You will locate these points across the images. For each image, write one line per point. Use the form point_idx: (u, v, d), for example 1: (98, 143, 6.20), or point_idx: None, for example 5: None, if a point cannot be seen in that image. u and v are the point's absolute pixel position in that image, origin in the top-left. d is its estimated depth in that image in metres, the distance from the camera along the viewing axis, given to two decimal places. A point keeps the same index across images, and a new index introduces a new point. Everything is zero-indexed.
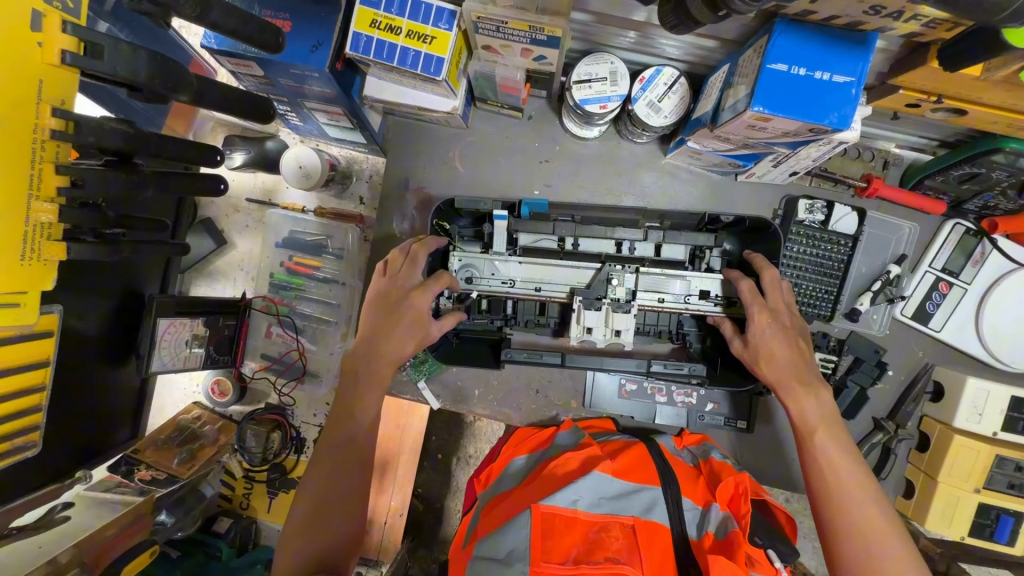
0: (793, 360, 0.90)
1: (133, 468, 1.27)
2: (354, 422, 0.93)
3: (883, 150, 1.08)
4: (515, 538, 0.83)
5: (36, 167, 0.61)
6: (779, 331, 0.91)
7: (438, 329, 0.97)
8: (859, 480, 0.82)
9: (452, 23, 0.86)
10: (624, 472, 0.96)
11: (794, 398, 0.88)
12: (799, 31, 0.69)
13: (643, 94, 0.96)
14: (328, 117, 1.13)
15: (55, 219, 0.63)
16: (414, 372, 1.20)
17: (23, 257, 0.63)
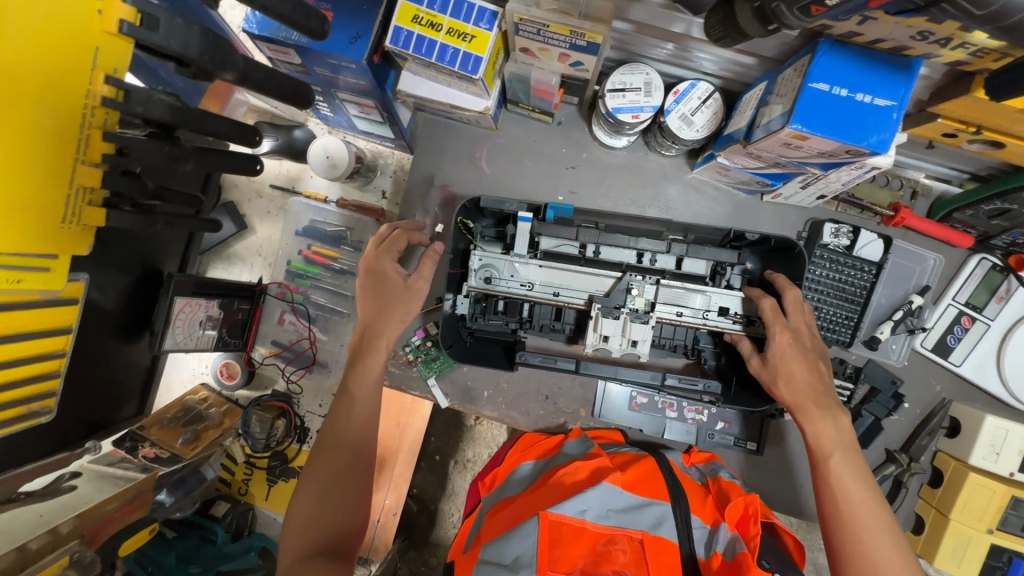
0: (811, 382, 0.90)
1: (137, 444, 1.28)
2: (351, 400, 0.95)
3: (912, 179, 1.08)
4: (521, 546, 0.81)
5: (82, 133, 0.62)
6: (799, 352, 0.91)
7: (418, 279, 0.98)
8: (873, 508, 0.81)
9: (493, 24, 0.87)
10: (633, 485, 0.96)
11: (811, 420, 0.88)
12: (842, 52, 0.69)
13: (676, 107, 0.96)
14: (359, 110, 1.14)
15: (96, 184, 0.65)
16: (425, 369, 1.19)
17: (63, 220, 0.64)
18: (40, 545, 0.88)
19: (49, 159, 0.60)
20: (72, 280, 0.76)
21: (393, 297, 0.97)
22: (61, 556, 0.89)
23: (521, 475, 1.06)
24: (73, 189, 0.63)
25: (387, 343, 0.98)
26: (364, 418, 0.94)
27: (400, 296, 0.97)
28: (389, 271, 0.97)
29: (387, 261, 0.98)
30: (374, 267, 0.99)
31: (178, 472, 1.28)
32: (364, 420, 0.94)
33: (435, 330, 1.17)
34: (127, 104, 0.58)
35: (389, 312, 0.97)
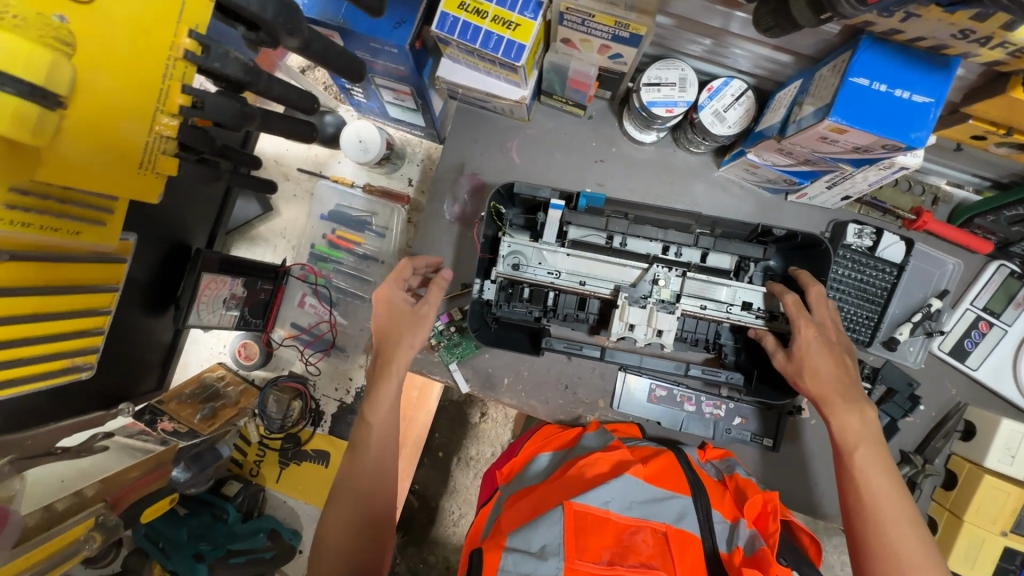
0: (836, 375, 0.91)
1: (156, 418, 1.25)
2: (367, 427, 0.97)
3: (933, 185, 1.10)
4: (547, 535, 0.80)
5: (164, 84, 0.60)
6: (824, 345, 0.93)
7: (427, 306, 0.99)
8: (896, 498, 0.83)
9: (538, 13, 0.90)
10: (656, 477, 0.94)
11: (836, 413, 0.90)
12: (883, 49, 0.71)
13: (710, 102, 0.98)
14: (394, 96, 1.16)
15: (173, 135, 0.63)
16: (447, 354, 1.20)
17: (141, 165, 0.63)
18: (66, 506, 0.89)
19: (132, 102, 0.59)
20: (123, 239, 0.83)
21: (404, 325, 0.99)
22: (87, 517, 0.89)
23: (538, 469, 1.04)
24: (151, 136, 0.62)
25: (399, 368, 0.99)
26: (380, 448, 0.97)
27: (410, 323, 0.98)
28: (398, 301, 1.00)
29: (395, 290, 1.01)
30: (384, 299, 1.01)
31: (195, 446, 1.27)
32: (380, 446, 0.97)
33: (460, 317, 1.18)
34: (205, 58, 0.59)
35: (399, 339, 0.99)
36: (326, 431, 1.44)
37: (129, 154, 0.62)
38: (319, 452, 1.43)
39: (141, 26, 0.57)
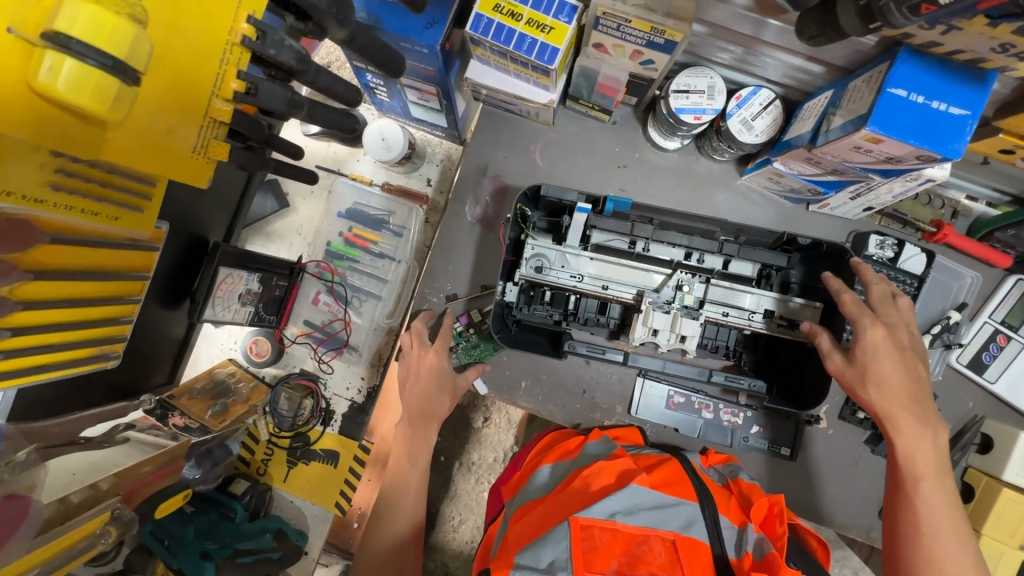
0: (901, 386, 0.88)
1: (167, 413, 1.24)
2: (405, 479, 1.14)
3: (953, 199, 1.11)
4: (555, 551, 0.79)
5: (222, 68, 0.59)
6: (894, 352, 0.89)
7: (465, 379, 1.14)
8: (951, 515, 0.82)
9: (572, 17, 0.90)
10: (661, 485, 0.93)
11: (897, 426, 0.87)
12: (920, 61, 0.72)
13: (737, 111, 0.99)
14: (418, 96, 1.16)
15: (227, 119, 0.62)
16: (462, 354, 1.19)
17: (195, 147, 0.61)
18: (80, 500, 0.86)
19: (189, 81, 0.57)
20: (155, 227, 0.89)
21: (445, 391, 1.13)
22: (104, 510, 0.87)
23: (542, 480, 1.01)
24: (205, 121, 0.60)
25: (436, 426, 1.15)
26: (413, 497, 1.13)
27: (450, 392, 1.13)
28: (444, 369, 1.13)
29: (443, 356, 1.13)
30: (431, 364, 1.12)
31: (206, 443, 1.26)
32: (414, 498, 1.13)
33: (480, 319, 1.17)
34: (262, 44, 0.59)
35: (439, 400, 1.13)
36: (336, 431, 1.42)
37: (182, 136, 0.60)
38: (328, 451, 1.42)
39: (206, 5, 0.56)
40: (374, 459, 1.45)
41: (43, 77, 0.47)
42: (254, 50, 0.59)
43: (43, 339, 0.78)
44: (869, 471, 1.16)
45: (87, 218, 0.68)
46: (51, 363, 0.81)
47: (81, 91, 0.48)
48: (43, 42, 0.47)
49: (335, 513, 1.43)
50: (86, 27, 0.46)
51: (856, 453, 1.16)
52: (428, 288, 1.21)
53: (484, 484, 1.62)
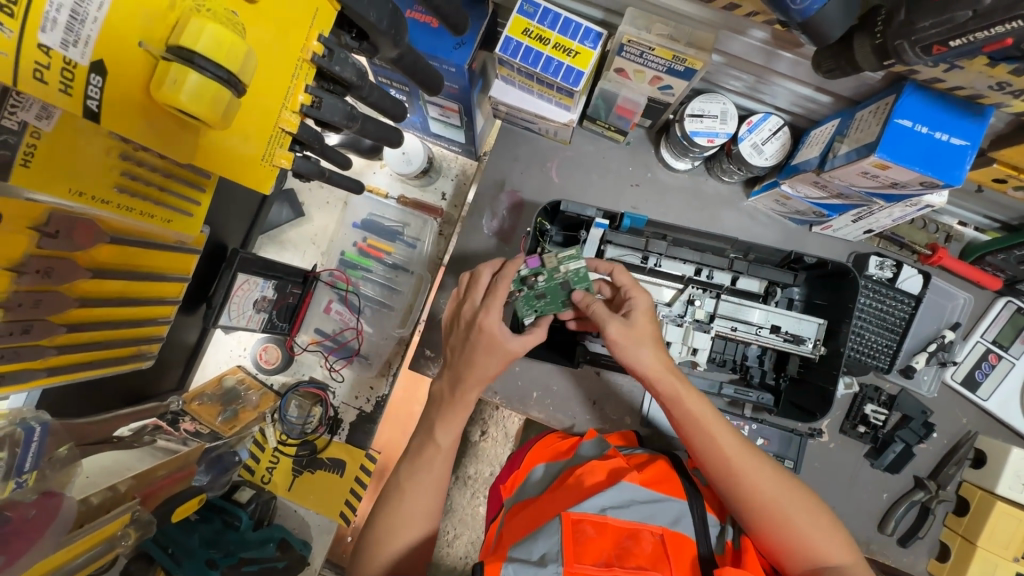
0: (656, 350, 0.91)
1: (178, 417, 1.27)
2: (434, 447, 0.94)
3: (946, 224, 1.17)
4: (546, 543, 0.78)
5: (293, 83, 0.61)
6: (645, 317, 0.93)
7: (518, 343, 0.92)
8: (758, 454, 0.88)
9: (597, 43, 0.94)
10: (652, 482, 0.91)
11: (672, 387, 0.90)
12: (925, 95, 0.78)
13: (749, 135, 1.05)
14: (440, 113, 1.19)
15: (294, 131, 0.64)
16: (524, 304, 1.04)
17: (264, 156, 0.62)
18: (100, 501, 0.88)
19: (268, 94, 0.59)
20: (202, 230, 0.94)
21: (482, 349, 0.92)
22: (123, 513, 0.89)
23: (536, 479, 1.02)
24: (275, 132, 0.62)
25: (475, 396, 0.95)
26: (439, 475, 0.93)
27: (490, 351, 0.92)
28: (493, 327, 0.91)
29: (494, 318, 0.91)
30: (479, 321, 0.92)
31: (216, 449, 1.29)
32: (441, 472, 0.93)
33: (554, 265, 0.99)
34: (329, 62, 0.62)
35: (474, 369, 0.93)
36: (343, 439, 1.42)
37: (259, 145, 0.61)
38: (334, 460, 1.42)
39: (291, 27, 0.58)
40: (375, 472, 1.47)
41: (166, 88, 0.49)
42: (322, 67, 0.63)
43: (95, 338, 0.84)
44: (868, 485, 1.17)
45: (142, 219, 0.75)
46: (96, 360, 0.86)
47: (199, 102, 0.50)
48: (168, 56, 0.49)
49: (339, 523, 1.43)
50: (211, 44, 0.49)
51: (855, 467, 1.18)
52: (443, 297, 1.24)
53: (479, 498, 1.62)
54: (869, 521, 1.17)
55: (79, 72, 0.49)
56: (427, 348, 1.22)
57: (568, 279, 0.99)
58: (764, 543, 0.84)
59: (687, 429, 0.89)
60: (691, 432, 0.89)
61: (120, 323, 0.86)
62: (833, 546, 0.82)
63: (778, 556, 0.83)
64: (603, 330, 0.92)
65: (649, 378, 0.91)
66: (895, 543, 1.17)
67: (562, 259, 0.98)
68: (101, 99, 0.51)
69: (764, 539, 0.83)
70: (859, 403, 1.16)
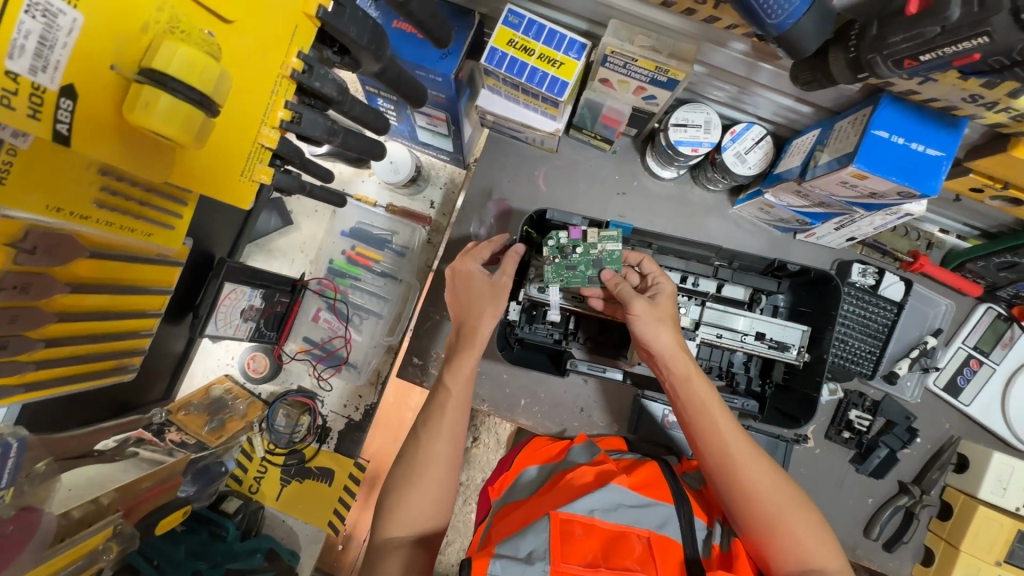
0: (675, 332, 0.92)
1: (165, 428, 1.27)
2: (445, 392, 0.92)
3: (927, 232, 1.19)
4: (535, 540, 0.76)
5: (272, 98, 0.62)
6: (669, 298, 0.94)
7: (501, 273, 0.98)
8: (759, 449, 0.87)
9: (582, 54, 0.95)
10: (641, 486, 0.89)
11: (684, 368, 0.90)
12: (901, 107, 0.80)
13: (732, 145, 1.06)
14: (428, 121, 1.19)
15: (272, 146, 0.64)
16: (551, 275, 1.01)
17: (243, 172, 0.63)
18: (81, 515, 0.88)
19: (247, 112, 0.60)
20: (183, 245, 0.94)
21: (483, 294, 0.98)
22: (105, 526, 0.90)
23: (527, 479, 1.01)
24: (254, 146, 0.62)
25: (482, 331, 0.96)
26: (453, 420, 0.90)
27: (486, 292, 0.98)
28: (473, 270, 1.00)
29: (471, 263, 1.01)
30: (462, 270, 1.01)
31: (203, 459, 1.28)
32: (454, 416, 0.91)
33: (593, 241, 1.01)
34: (309, 77, 0.63)
35: (481, 309, 0.97)
36: (331, 448, 1.41)
37: (238, 159, 0.62)
38: (323, 469, 1.41)
39: (268, 46, 0.58)
40: (367, 479, 1.48)
41: (138, 112, 0.49)
42: (302, 83, 0.63)
43: (73, 352, 0.84)
44: (854, 490, 1.18)
45: (122, 233, 0.73)
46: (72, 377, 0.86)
47: (172, 124, 0.50)
48: (140, 79, 0.49)
49: (327, 533, 1.43)
50: (182, 67, 0.49)
51: (841, 472, 1.19)
52: (431, 305, 1.24)
53: (470, 505, 1.61)
54: (855, 526, 1.18)
55: (48, 97, 0.47)
56: (416, 356, 1.22)
57: (602, 258, 1.00)
58: (751, 537, 0.82)
59: (694, 412, 0.89)
60: (695, 416, 0.88)
61: (98, 338, 0.86)
62: (822, 550, 0.80)
63: (763, 552, 0.81)
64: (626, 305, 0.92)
65: (663, 356, 0.91)
66: (880, 547, 1.18)
67: (602, 237, 1.00)
68: (71, 122, 0.49)
69: (753, 532, 0.81)
70: (843, 409, 1.17)
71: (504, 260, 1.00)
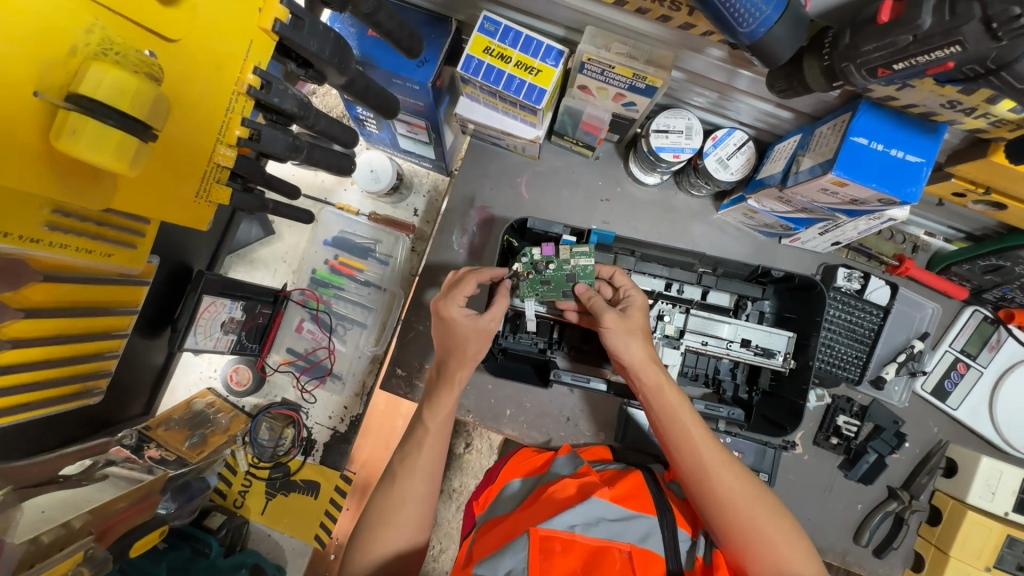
0: (646, 343, 0.92)
1: (143, 444, 1.21)
2: (423, 430, 0.92)
3: (913, 235, 1.18)
4: (513, 559, 0.74)
5: (227, 116, 0.65)
6: (639, 308, 0.94)
7: (490, 318, 0.94)
8: (733, 457, 0.86)
9: (559, 61, 0.93)
10: (623, 498, 0.87)
11: (656, 379, 0.90)
12: (880, 113, 0.78)
13: (714, 150, 1.05)
14: (407, 129, 1.17)
15: (230, 164, 0.68)
16: (527, 290, 1.02)
17: (199, 193, 0.67)
18: (52, 539, 0.86)
19: (202, 131, 0.63)
20: (148, 263, 0.94)
21: (467, 338, 0.93)
22: (75, 551, 0.87)
23: (511, 492, 0.98)
24: (211, 167, 0.66)
25: (462, 377, 0.95)
26: (430, 460, 0.90)
27: (473, 336, 0.93)
28: (457, 316, 0.92)
29: (455, 305, 0.93)
30: (442, 311, 0.94)
31: (183, 476, 1.26)
32: (431, 455, 0.91)
33: (566, 257, 1.00)
34: (266, 93, 0.67)
35: (465, 348, 0.94)
36: (316, 461, 1.39)
37: (194, 178, 0.66)
38: (309, 482, 1.39)
39: (207, 67, 0.61)
40: (354, 487, 1.44)
41: (67, 139, 0.50)
42: (259, 98, 0.67)
43: (28, 378, 0.83)
44: (842, 495, 1.17)
45: (81, 255, 0.69)
46: (28, 404, 0.85)
47: (103, 149, 0.51)
48: (67, 105, 0.50)
49: (314, 546, 1.40)
50: (113, 92, 0.50)
51: (829, 478, 1.18)
52: (414, 315, 1.22)
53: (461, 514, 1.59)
54: (844, 532, 1.17)
55: None
56: (399, 368, 1.20)
57: (575, 273, 1.00)
58: (729, 545, 0.80)
59: (666, 422, 0.88)
60: (668, 425, 0.88)
61: (61, 361, 0.87)
62: (800, 557, 0.79)
63: (742, 561, 0.80)
64: (597, 317, 0.92)
65: (634, 368, 0.91)
66: (870, 554, 1.16)
67: (574, 252, 1.00)
68: None
69: (730, 541, 0.80)
70: (832, 414, 1.16)
71: (495, 300, 0.97)
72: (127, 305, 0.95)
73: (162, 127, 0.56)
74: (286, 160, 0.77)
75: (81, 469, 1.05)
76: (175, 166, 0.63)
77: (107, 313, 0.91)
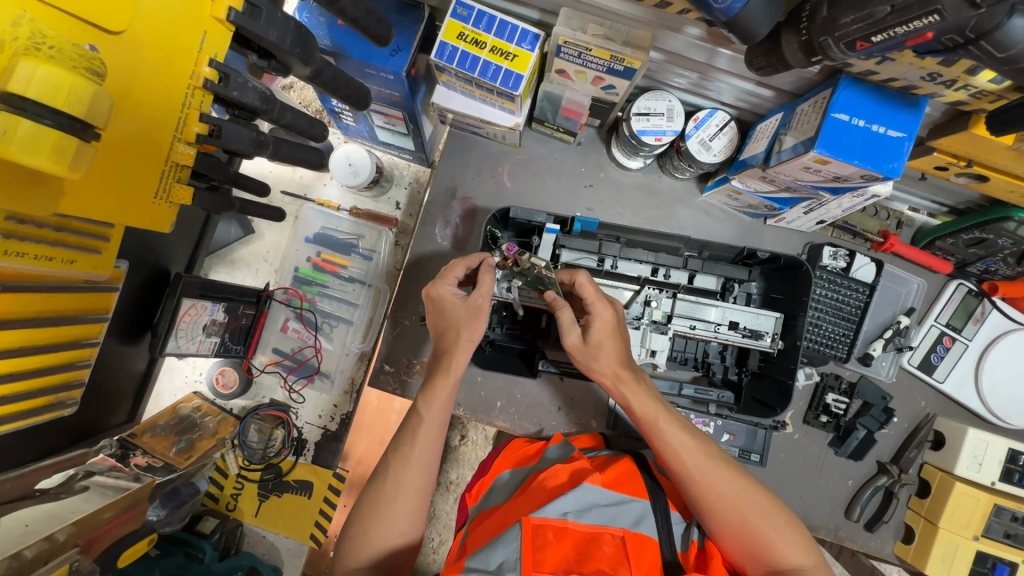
0: (618, 356, 0.90)
1: (129, 452, 1.20)
2: (418, 419, 0.90)
3: (897, 210, 1.18)
4: (505, 551, 0.73)
5: (183, 112, 0.63)
6: (607, 322, 0.89)
7: (478, 296, 0.92)
8: (718, 456, 0.85)
9: (535, 45, 0.90)
10: (615, 483, 0.87)
11: (624, 398, 0.90)
12: (860, 88, 0.77)
13: (696, 132, 1.03)
14: (385, 121, 1.14)
15: (190, 163, 0.66)
16: (512, 275, 1.02)
17: (158, 196, 0.65)
18: (36, 553, 0.85)
19: (155, 129, 0.61)
20: (115, 267, 0.92)
21: (460, 321, 0.93)
22: (62, 563, 0.87)
23: (502, 484, 0.97)
24: (169, 165, 0.64)
25: (460, 365, 0.93)
26: (424, 450, 0.89)
27: (465, 318, 0.92)
28: (446, 295, 0.93)
29: (445, 285, 0.94)
30: (435, 294, 0.95)
31: (172, 482, 1.24)
32: (426, 446, 0.89)
33: (527, 264, 0.95)
34: (225, 86, 0.64)
35: (457, 334, 0.93)
36: (309, 460, 1.38)
37: (152, 179, 0.64)
38: (302, 482, 1.38)
39: (157, 59, 0.59)
40: (349, 483, 1.42)
41: None
42: (219, 92, 0.64)
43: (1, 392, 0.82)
44: (833, 472, 1.18)
45: (42, 263, 0.67)
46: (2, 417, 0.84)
47: (36, 150, 0.49)
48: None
49: (311, 546, 1.39)
50: (43, 87, 0.48)
51: (820, 456, 1.18)
52: (399, 310, 1.20)
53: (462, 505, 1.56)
54: (836, 508, 1.18)
55: None
56: (387, 364, 1.18)
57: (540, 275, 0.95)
58: (722, 540, 0.81)
59: (645, 433, 0.88)
60: (648, 434, 0.87)
61: (32, 371, 0.85)
62: (795, 550, 0.79)
63: (736, 555, 0.80)
64: (563, 339, 0.91)
65: (609, 382, 0.90)
66: (862, 528, 1.18)
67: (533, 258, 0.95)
68: None
69: (723, 538, 0.81)
70: (820, 393, 1.17)
71: (479, 276, 0.94)
72: (99, 312, 0.93)
73: (105, 125, 0.54)
74: (255, 157, 0.74)
75: (62, 480, 1.01)
76: (130, 166, 0.61)
77: (78, 319, 0.89)
